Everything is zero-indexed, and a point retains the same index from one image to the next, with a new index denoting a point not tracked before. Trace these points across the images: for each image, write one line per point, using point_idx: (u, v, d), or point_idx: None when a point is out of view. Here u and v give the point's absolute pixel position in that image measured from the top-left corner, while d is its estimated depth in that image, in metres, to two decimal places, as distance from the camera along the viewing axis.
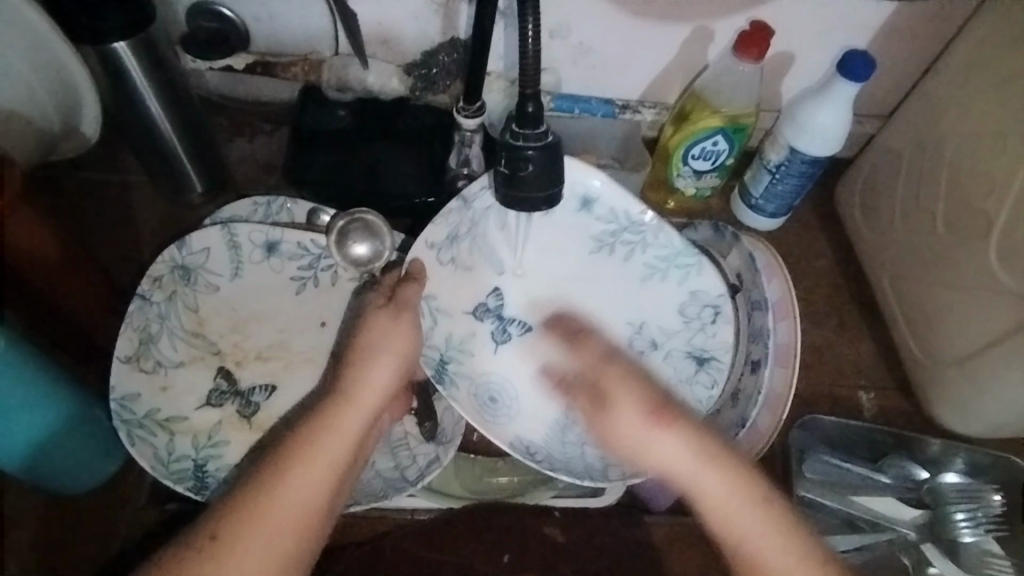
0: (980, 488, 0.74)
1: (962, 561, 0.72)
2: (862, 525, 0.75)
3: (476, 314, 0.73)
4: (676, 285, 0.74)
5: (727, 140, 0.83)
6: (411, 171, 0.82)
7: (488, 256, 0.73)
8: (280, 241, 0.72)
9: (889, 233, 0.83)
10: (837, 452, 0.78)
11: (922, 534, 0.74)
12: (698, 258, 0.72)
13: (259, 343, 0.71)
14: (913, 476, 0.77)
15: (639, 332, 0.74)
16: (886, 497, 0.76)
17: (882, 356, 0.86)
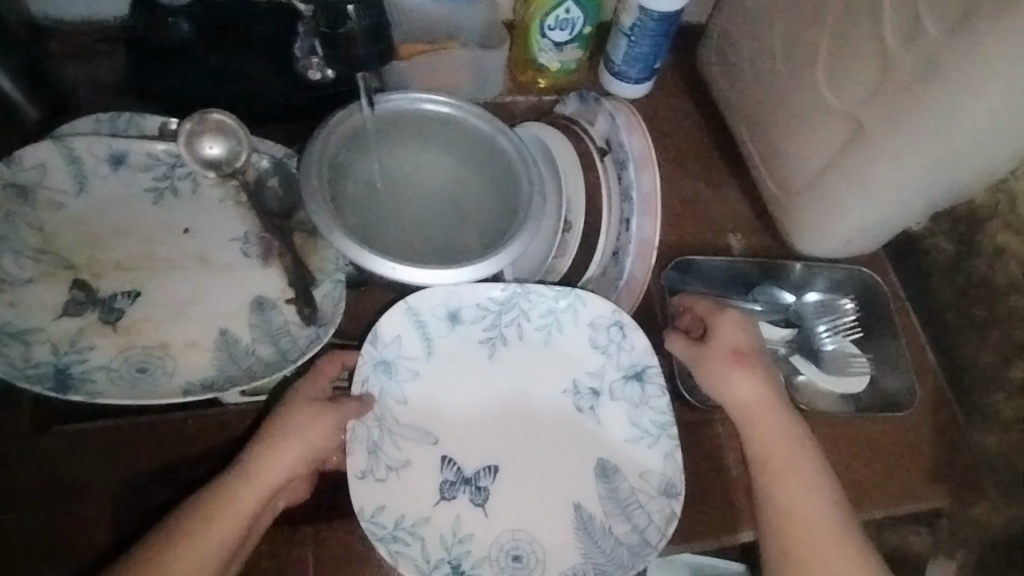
0: (834, 300, 0.85)
1: (825, 365, 0.81)
2: None
3: (442, 498, 0.70)
4: (574, 326, 0.75)
5: (578, 6, 0.85)
6: (262, 72, 0.81)
7: (409, 436, 0.71)
8: (127, 152, 0.71)
9: (738, 81, 0.88)
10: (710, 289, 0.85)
11: (791, 346, 0.82)
12: (575, 297, 0.74)
13: (118, 255, 0.69)
14: (781, 300, 0.85)
15: (576, 391, 0.74)
16: (761, 322, 0.83)
17: (747, 202, 0.91)
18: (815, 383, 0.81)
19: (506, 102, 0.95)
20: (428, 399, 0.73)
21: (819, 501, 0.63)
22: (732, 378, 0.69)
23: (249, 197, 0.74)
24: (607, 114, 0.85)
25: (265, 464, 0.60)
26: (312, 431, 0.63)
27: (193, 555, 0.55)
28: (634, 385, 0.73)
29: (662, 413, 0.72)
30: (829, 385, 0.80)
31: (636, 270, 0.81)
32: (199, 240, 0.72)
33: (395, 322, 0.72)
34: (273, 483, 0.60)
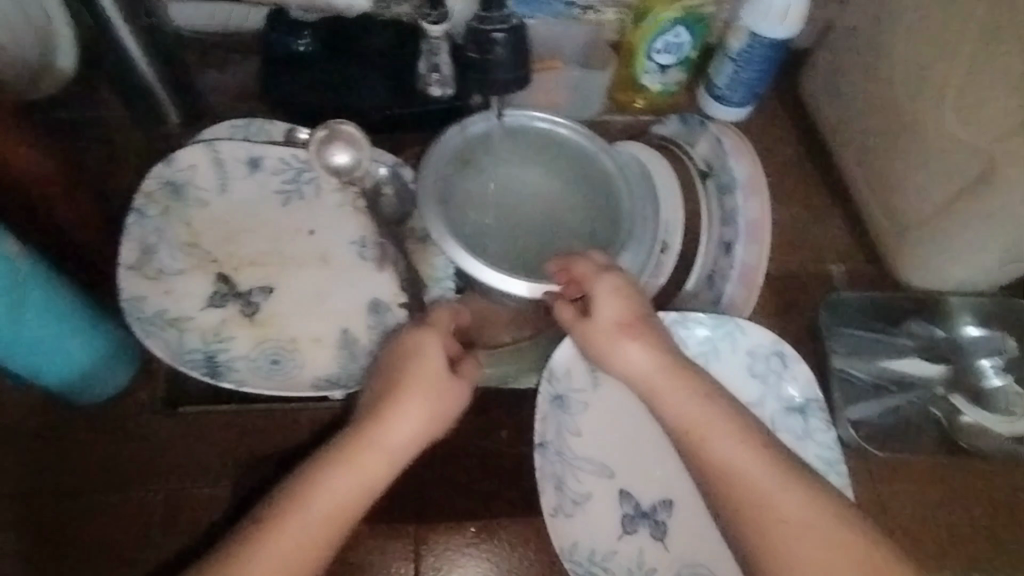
0: (994, 337, 0.82)
1: (992, 404, 0.80)
2: (889, 388, 0.81)
3: (626, 532, 0.72)
4: (732, 354, 0.80)
5: (687, 31, 0.86)
6: (383, 84, 0.85)
7: (588, 469, 0.73)
8: (263, 156, 0.77)
9: (848, 111, 0.87)
10: (855, 323, 0.83)
11: (949, 385, 0.81)
12: (733, 323, 0.80)
13: (252, 253, 0.74)
14: (933, 335, 0.83)
15: None
16: (912, 359, 0.82)
17: (849, 232, 0.90)
18: (983, 423, 0.79)
19: (603, 122, 0.95)
20: (598, 428, 0.74)
21: (754, 454, 0.56)
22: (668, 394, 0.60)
23: (367, 204, 0.78)
24: (711, 137, 0.86)
25: (362, 458, 0.55)
26: (433, 362, 0.60)
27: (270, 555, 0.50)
28: (795, 416, 0.78)
29: (827, 447, 0.77)
30: (994, 425, 0.79)
31: (736, 295, 0.82)
32: (323, 242, 0.76)
33: (565, 353, 0.75)
34: (372, 469, 0.55)
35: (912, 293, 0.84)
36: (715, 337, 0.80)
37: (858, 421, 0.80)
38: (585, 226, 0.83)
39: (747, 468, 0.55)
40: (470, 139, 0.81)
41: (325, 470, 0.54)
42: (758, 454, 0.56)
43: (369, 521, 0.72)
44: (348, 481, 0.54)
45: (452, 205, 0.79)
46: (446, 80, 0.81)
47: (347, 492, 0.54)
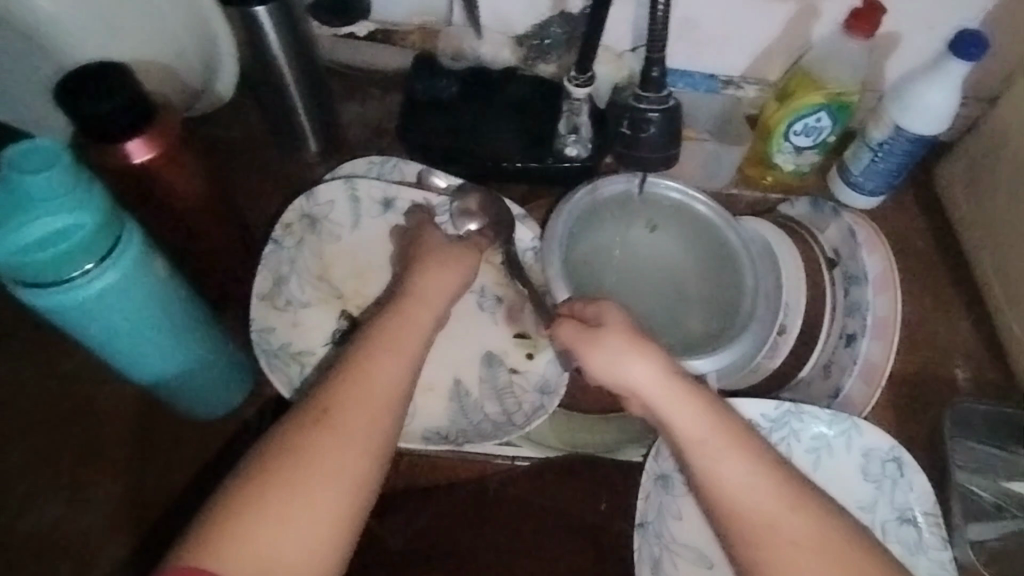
0: None
1: None
2: (1013, 511, 0.76)
3: None
4: (844, 454, 0.76)
5: (830, 116, 0.84)
6: (520, 135, 0.86)
7: (686, 555, 0.72)
8: (396, 197, 0.79)
9: (993, 213, 0.83)
10: (978, 435, 0.78)
11: None
12: (852, 421, 0.76)
13: (377, 291, 0.76)
14: None
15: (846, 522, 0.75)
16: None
17: (980, 337, 0.85)
18: None
19: (730, 195, 0.92)
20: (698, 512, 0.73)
21: (795, 518, 0.54)
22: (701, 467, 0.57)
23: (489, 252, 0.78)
24: (843, 226, 0.84)
25: (387, 337, 0.60)
26: (437, 290, 0.66)
27: (331, 430, 0.54)
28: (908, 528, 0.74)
29: (942, 567, 0.72)
30: None
31: (854, 391, 0.79)
32: None
33: None
34: (403, 348, 0.60)
35: None
36: (831, 434, 0.76)
37: (976, 542, 0.74)
38: (703, 297, 0.83)
39: (782, 527, 0.54)
40: (601, 201, 0.82)
41: (374, 348, 0.59)
42: (818, 534, 0.53)
43: None
44: (397, 352, 0.59)
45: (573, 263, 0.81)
46: (584, 143, 0.83)
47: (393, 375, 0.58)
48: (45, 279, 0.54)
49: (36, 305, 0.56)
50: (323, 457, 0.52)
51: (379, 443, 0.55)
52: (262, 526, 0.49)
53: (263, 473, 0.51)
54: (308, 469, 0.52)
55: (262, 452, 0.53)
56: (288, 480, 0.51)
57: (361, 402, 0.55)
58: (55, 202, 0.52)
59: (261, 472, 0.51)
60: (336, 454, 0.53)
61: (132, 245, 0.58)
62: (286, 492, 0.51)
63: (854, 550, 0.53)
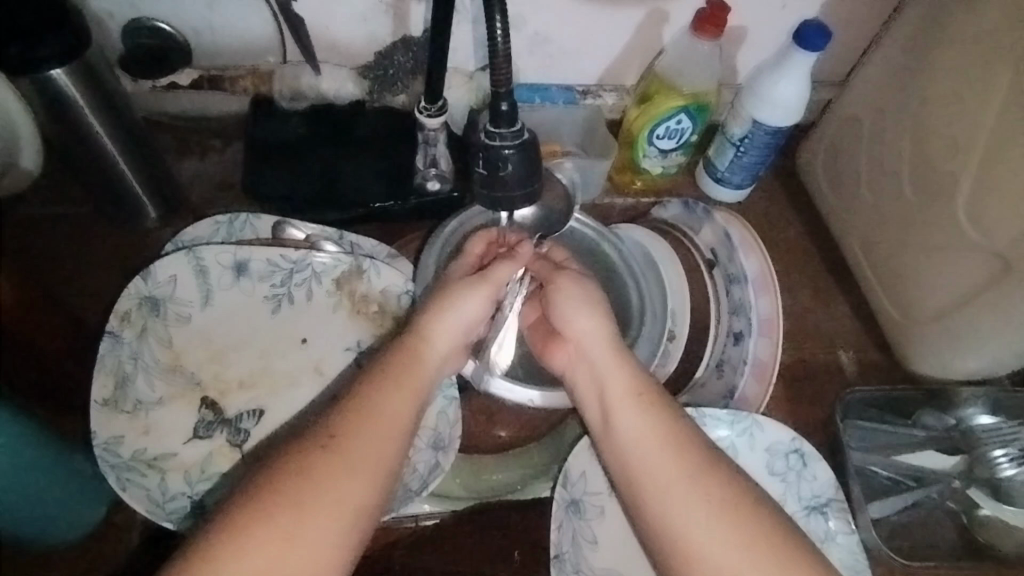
0: (1010, 426, 0.78)
1: (1011, 497, 0.76)
2: (906, 483, 0.78)
3: None
4: (750, 453, 0.75)
5: (690, 118, 0.84)
6: (375, 175, 0.81)
7: None
8: (249, 261, 0.71)
9: (849, 195, 0.86)
10: (865, 414, 0.80)
11: (965, 479, 0.77)
12: (751, 419, 0.74)
13: (240, 371, 0.70)
14: (945, 423, 0.80)
15: None
16: (926, 451, 0.79)
17: (855, 315, 0.88)
18: (1003, 517, 0.75)
19: (603, 204, 0.93)
20: (611, 538, 0.69)
21: (661, 449, 0.58)
22: (618, 403, 0.62)
23: (355, 305, 0.74)
24: (717, 227, 0.83)
25: (399, 373, 0.60)
26: (447, 335, 0.64)
27: (331, 459, 0.53)
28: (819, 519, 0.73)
29: (851, 552, 0.72)
30: (1011, 518, 0.75)
31: (749, 390, 0.78)
32: (317, 352, 0.72)
33: (579, 459, 0.70)
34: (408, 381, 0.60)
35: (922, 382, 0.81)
36: (733, 434, 0.75)
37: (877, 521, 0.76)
38: None
39: (643, 449, 0.59)
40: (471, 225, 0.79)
41: (386, 386, 0.59)
42: (706, 489, 0.56)
43: None
44: (407, 385, 0.59)
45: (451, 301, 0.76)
46: (444, 175, 0.80)
47: (400, 414, 0.57)
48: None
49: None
50: (323, 501, 0.51)
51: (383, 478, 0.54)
52: (245, 554, 0.47)
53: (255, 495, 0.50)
54: (306, 500, 0.50)
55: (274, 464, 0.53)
56: (286, 505, 0.50)
57: (367, 436, 0.55)
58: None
59: (256, 493, 0.50)
60: (341, 477, 0.52)
61: None
62: (287, 520, 0.49)
63: (702, 474, 0.56)
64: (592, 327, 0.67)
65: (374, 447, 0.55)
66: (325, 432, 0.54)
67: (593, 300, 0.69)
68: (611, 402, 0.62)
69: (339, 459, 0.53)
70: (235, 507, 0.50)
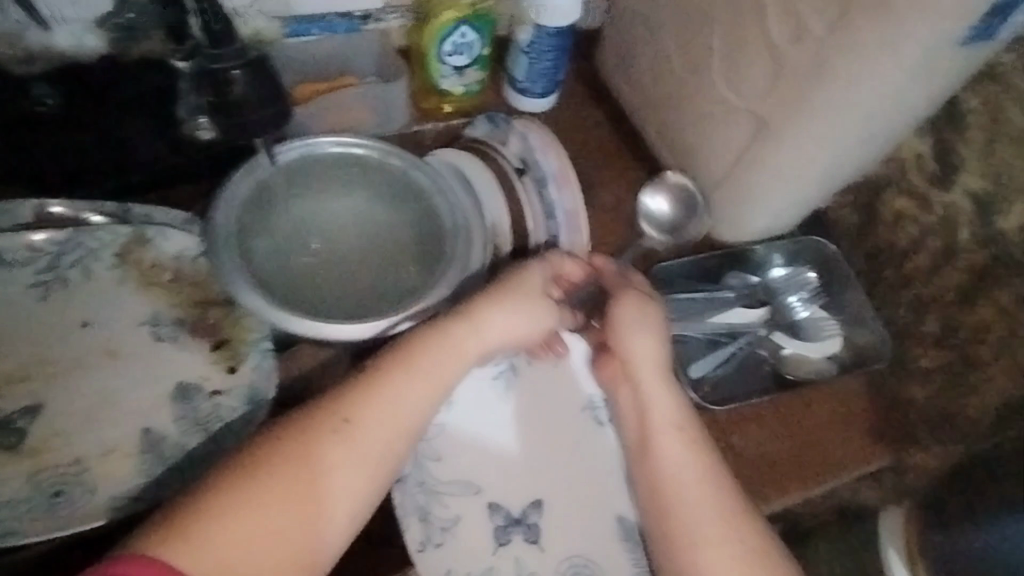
0: (799, 272, 0.89)
1: (805, 334, 0.87)
2: (722, 340, 0.85)
3: (500, 544, 0.69)
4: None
5: (473, 30, 0.83)
6: (136, 134, 0.73)
7: (453, 491, 0.70)
8: (7, 251, 0.68)
9: (639, 84, 0.88)
10: (681, 286, 0.86)
11: (770, 326, 0.87)
12: None
13: (15, 364, 0.65)
14: (750, 282, 0.88)
15: (596, 407, 0.75)
16: (737, 308, 0.86)
17: (666, 200, 0.92)
18: (802, 353, 0.86)
19: (414, 133, 0.89)
20: (456, 447, 0.72)
21: (702, 480, 0.64)
22: (668, 450, 0.65)
23: (140, 276, 0.70)
24: (517, 134, 0.84)
25: (396, 378, 0.63)
26: (496, 328, 0.68)
27: (328, 456, 0.58)
28: None
29: None
30: (808, 353, 0.86)
31: None
32: (102, 332, 0.67)
33: None
34: (408, 380, 0.63)
35: (724, 248, 0.89)
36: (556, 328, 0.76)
37: (698, 381, 0.83)
38: (410, 249, 0.77)
39: (681, 490, 0.64)
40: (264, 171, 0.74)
41: (384, 386, 0.62)
42: (728, 552, 0.61)
43: None
44: (422, 384, 0.63)
45: (250, 252, 0.71)
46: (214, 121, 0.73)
47: (413, 415, 0.62)
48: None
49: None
50: (318, 497, 0.57)
51: (378, 478, 0.60)
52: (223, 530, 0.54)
53: (235, 495, 0.55)
54: (280, 498, 0.56)
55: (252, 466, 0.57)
56: (266, 498, 0.56)
57: (370, 443, 0.60)
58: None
59: (232, 481, 0.56)
60: (337, 474, 0.58)
61: None
62: (279, 505, 0.56)
63: (739, 522, 0.62)
64: (653, 391, 0.68)
65: (370, 453, 0.60)
66: (338, 416, 0.60)
67: (662, 350, 0.70)
68: (648, 427, 0.67)
69: (332, 462, 0.58)
70: (195, 503, 0.55)
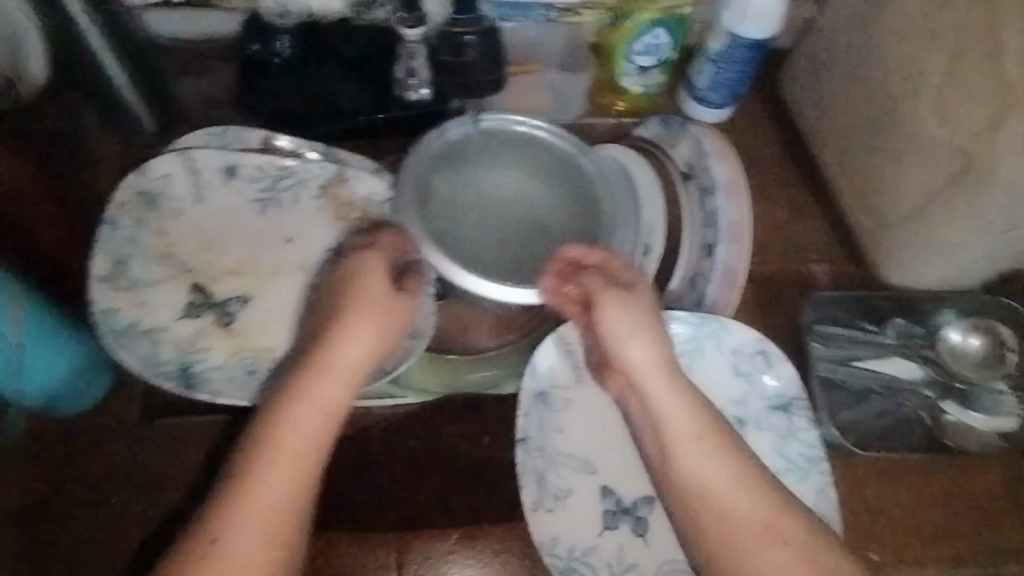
0: (979, 331, 0.80)
1: (973, 404, 0.78)
2: (876, 392, 0.80)
3: (606, 527, 0.70)
4: (716, 353, 0.78)
5: (667, 32, 0.85)
6: (357, 89, 0.83)
7: (570, 466, 0.72)
8: (239, 165, 0.77)
9: (828, 108, 0.86)
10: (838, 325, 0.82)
11: (933, 386, 0.80)
12: (718, 320, 0.78)
13: (229, 262, 0.75)
14: (914, 333, 0.81)
15: (724, 420, 0.77)
16: (893, 359, 0.81)
17: (830, 229, 0.89)
18: (964, 421, 0.78)
19: (585, 124, 0.94)
20: (580, 426, 0.73)
21: (747, 496, 0.58)
22: (682, 453, 0.61)
23: (338, 209, 0.78)
24: (692, 138, 0.85)
25: (321, 374, 0.62)
26: (357, 350, 0.64)
27: (273, 462, 0.56)
28: (780, 415, 0.76)
29: (810, 444, 0.75)
30: (974, 424, 0.78)
31: (719, 297, 0.80)
32: (302, 249, 0.76)
33: (547, 352, 0.74)
34: (318, 408, 0.60)
35: (894, 292, 0.83)
36: (698, 335, 0.78)
37: (845, 421, 0.78)
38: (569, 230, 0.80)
39: (721, 496, 0.58)
40: (452, 134, 0.80)
41: (321, 377, 0.62)
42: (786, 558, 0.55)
43: (354, 527, 0.72)
44: (336, 376, 0.62)
45: (428, 198, 0.76)
46: (424, 86, 0.82)
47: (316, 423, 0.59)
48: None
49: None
50: (269, 499, 0.55)
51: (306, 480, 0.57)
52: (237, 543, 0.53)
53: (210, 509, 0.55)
54: (252, 510, 0.54)
55: (251, 440, 0.58)
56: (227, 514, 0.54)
57: (299, 439, 0.58)
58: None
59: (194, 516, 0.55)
60: (274, 478, 0.56)
61: None
62: (243, 525, 0.54)
63: (782, 512, 0.57)
64: (659, 386, 0.65)
65: (303, 455, 0.58)
66: (271, 446, 0.57)
67: (649, 326, 0.68)
68: (674, 444, 0.61)
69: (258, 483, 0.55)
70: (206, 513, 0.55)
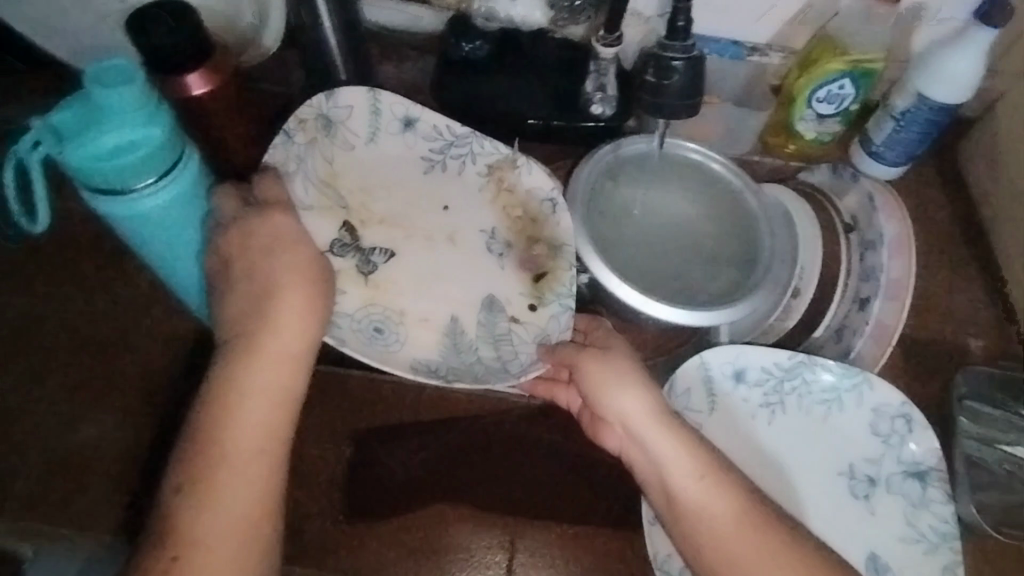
0: None
1: None
2: (1023, 479, 0.77)
3: None
4: (855, 408, 0.77)
5: (853, 84, 0.85)
6: (544, 96, 0.89)
7: None
8: (418, 120, 0.83)
9: (1013, 184, 0.84)
10: (992, 403, 0.80)
11: None
12: (864, 376, 0.77)
13: (385, 209, 0.82)
14: None
15: (853, 476, 0.76)
16: None
17: (994, 306, 0.86)
18: None
19: (751, 160, 0.96)
20: None
21: (738, 548, 0.57)
22: (722, 498, 0.59)
23: (499, 197, 0.82)
24: (864, 191, 0.85)
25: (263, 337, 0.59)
26: (289, 317, 0.61)
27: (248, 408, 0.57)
28: (914, 483, 0.74)
29: (943, 520, 0.73)
30: None
31: (866, 352, 0.80)
32: (452, 222, 0.82)
33: (690, 375, 0.76)
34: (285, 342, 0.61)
35: None
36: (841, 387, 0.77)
37: (983, 504, 0.76)
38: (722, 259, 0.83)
39: (726, 557, 0.57)
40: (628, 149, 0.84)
41: (253, 354, 0.59)
42: None
43: (471, 501, 0.76)
44: (272, 355, 0.59)
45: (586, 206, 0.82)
46: (609, 101, 0.86)
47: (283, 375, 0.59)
48: (110, 187, 0.60)
49: (106, 212, 0.62)
50: (240, 466, 0.55)
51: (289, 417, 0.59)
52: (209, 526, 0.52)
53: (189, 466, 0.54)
54: (231, 471, 0.54)
55: (206, 414, 0.56)
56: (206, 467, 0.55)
57: (265, 403, 0.57)
58: (136, 115, 0.57)
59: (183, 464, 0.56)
60: (241, 444, 0.55)
61: (195, 190, 0.64)
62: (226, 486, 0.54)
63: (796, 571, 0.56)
64: (641, 458, 0.64)
65: (270, 420, 0.57)
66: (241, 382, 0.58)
67: (648, 385, 0.65)
68: (692, 503, 0.60)
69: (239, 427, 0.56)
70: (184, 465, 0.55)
